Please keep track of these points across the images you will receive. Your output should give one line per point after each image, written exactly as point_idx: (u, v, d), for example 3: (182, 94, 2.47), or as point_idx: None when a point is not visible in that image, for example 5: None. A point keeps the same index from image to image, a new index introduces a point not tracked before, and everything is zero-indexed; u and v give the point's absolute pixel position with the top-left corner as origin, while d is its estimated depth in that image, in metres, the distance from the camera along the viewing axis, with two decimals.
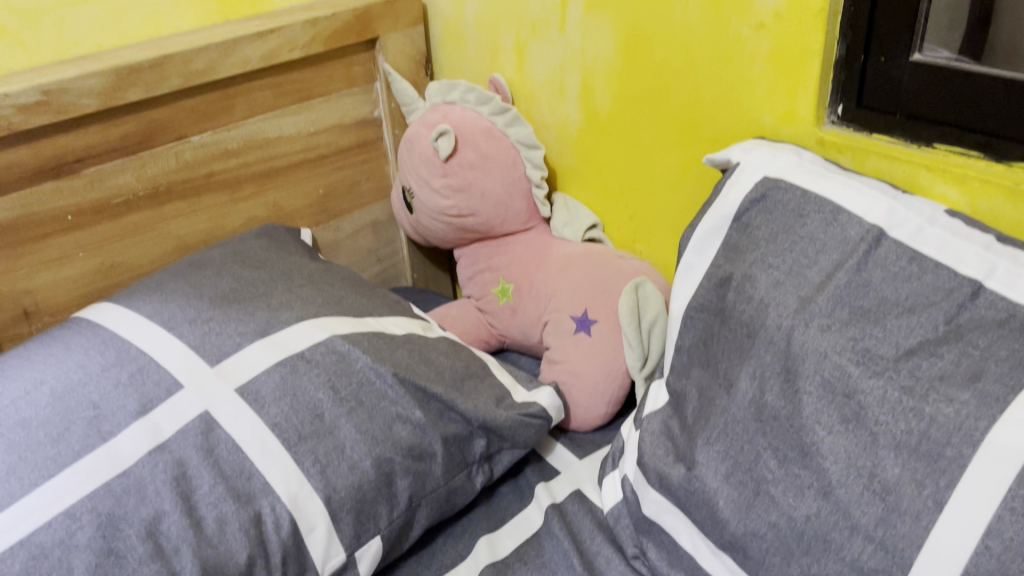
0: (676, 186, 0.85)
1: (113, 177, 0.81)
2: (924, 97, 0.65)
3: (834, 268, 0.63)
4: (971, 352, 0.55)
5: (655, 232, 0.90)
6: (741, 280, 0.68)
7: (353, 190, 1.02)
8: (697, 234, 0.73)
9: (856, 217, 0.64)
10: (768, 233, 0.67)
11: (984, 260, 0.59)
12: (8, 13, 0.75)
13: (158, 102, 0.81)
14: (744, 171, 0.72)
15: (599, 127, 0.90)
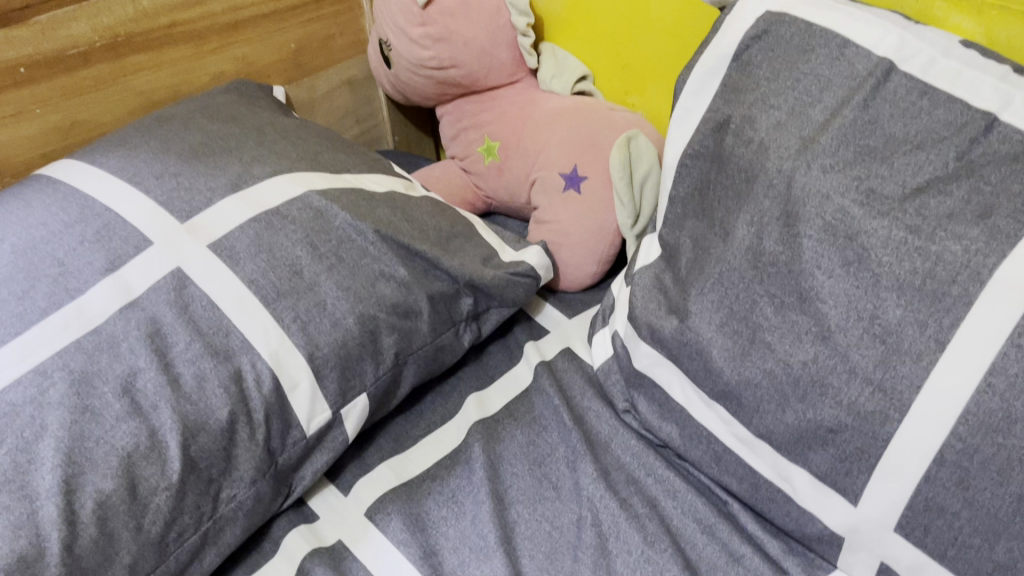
0: (672, 31, 0.79)
1: (65, 26, 0.75)
2: None
3: (839, 106, 0.59)
4: (982, 189, 0.52)
5: (649, 82, 0.85)
6: (740, 123, 0.64)
7: (327, 44, 0.96)
8: (693, 77, 0.69)
9: (865, 51, 0.60)
10: (769, 71, 0.63)
11: (999, 92, 0.55)
12: None
13: None
14: (745, 6, 0.67)
15: None
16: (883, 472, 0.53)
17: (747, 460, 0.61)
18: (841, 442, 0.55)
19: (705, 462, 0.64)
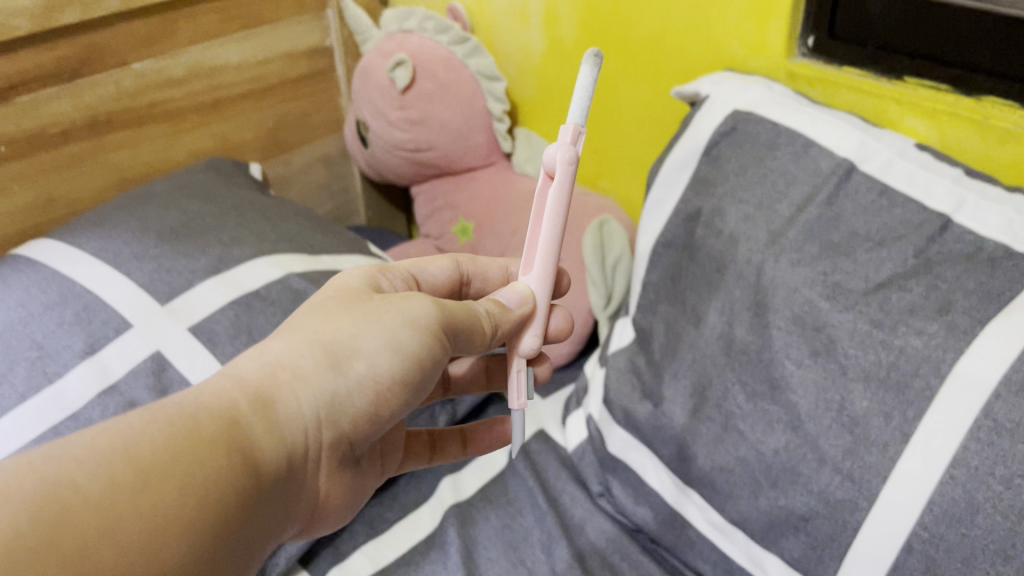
0: (642, 120, 0.82)
1: (48, 105, 0.76)
2: (898, 29, 0.63)
3: (804, 201, 0.62)
4: (939, 285, 0.54)
5: (621, 167, 0.87)
6: (710, 214, 0.66)
7: (303, 122, 0.99)
8: (666, 167, 0.72)
9: (828, 151, 0.63)
10: (738, 166, 0.66)
11: (952, 193, 0.58)
12: None
13: (93, 26, 0.77)
14: (715, 103, 0.70)
15: (561, 57, 0.84)
16: (850, 559, 0.54)
17: (721, 546, 0.62)
18: (813, 530, 0.56)
19: (679, 546, 0.65)
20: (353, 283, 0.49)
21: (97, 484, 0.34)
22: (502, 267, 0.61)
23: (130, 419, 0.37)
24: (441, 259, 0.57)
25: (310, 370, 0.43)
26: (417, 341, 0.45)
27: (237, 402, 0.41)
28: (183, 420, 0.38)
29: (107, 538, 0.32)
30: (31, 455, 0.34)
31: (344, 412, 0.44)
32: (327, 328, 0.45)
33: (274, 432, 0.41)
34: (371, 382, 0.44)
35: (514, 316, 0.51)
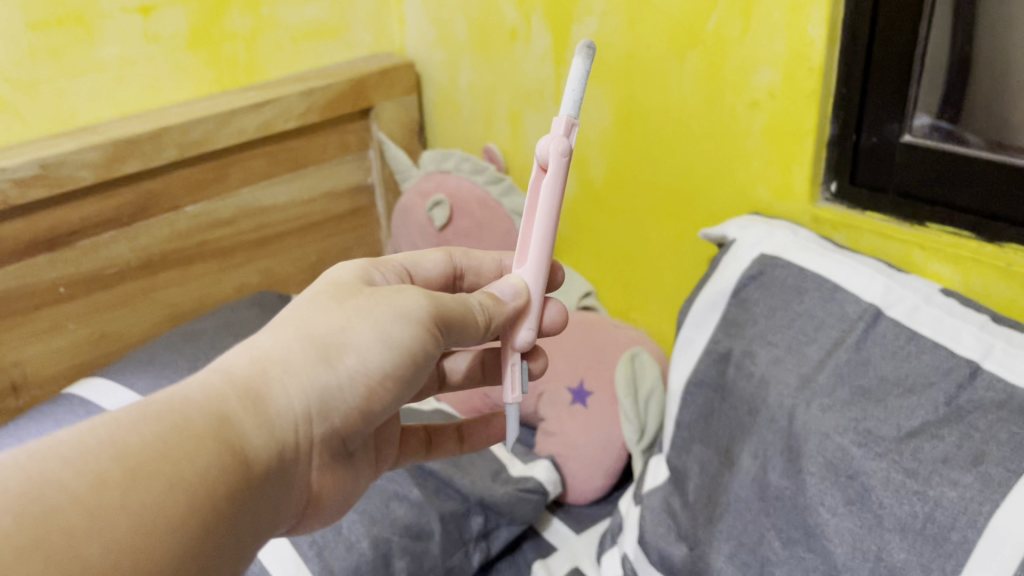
0: (671, 257, 0.85)
1: (106, 248, 0.81)
2: (917, 178, 0.66)
3: (833, 346, 0.63)
4: (972, 435, 0.54)
5: (652, 301, 0.90)
6: (741, 356, 0.68)
7: (346, 255, 1.03)
8: (696, 307, 0.74)
9: (853, 295, 0.64)
10: (766, 308, 0.68)
11: (979, 340, 0.58)
12: (8, 87, 0.75)
13: (153, 173, 0.82)
14: (742, 246, 0.72)
15: (594, 197, 0.90)
16: None
17: None
18: None
19: None
20: (347, 274, 0.48)
21: (82, 481, 0.32)
22: (497, 260, 0.58)
23: (113, 417, 0.36)
24: (433, 253, 0.55)
25: (299, 361, 0.42)
26: (409, 339, 0.44)
27: (226, 399, 0.39)
28: (169, 417, 0.37)
29: (94, 535, 0.31)
30: (10, 456, 0.33)
31: (334, 405, 0.42)
32: (317, 318, 0.43)
33: (263, 427, 0.40)
34: (361, 374, 0.43)
35: (509, 307, 0.49)
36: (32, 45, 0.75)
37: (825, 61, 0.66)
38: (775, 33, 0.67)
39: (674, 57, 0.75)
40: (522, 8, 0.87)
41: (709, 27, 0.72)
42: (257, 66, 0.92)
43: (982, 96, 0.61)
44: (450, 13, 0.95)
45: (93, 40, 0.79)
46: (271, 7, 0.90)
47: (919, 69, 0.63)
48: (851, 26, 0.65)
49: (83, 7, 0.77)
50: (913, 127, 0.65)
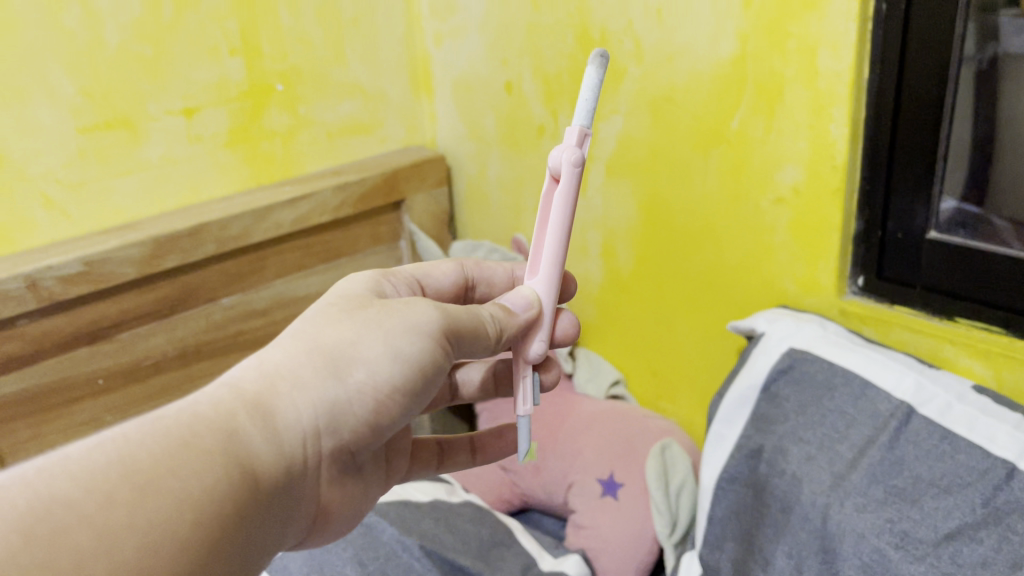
0: (700, 348, 0.85)
1: (144, 340, 0.83)
2: (945, 274, 0.66)
3: (865, 444, 0.62)
4: (1011, 539, 0.53)
5: (681, 390, 0.90)
6: (772, 452, 0.68)
7: None
8: (727, 402, 0.74)
9: (885, 392, 0.64)
10: (797, 405, 0.68)
11: (1015, 439, 0.57)
12: (56, 187, 0.78)
13: (192, 267, 0.85)
14: (770, 340, 0.73)
15: (621, 286, 0.92)
16: None
17: None
18: None
19: None
20: (356, 287, 0.47)
21: (92, 498, 0.32)
22: (508, 272, 0.58)
23: (121, 432, 0.35)
24: (445, 265, 0.55)
25: (308, 376, 0.41)
26: (419, 353, 0.43)
27: (233, 413, 0.39)
28: (177, 432, 0.37)
29: (103, 555, 0.31)
30: (19, 469, 0.32)
31: (343, 417, 0.42)
32: (327, 330, 0.43)
33: (269, 442, 0.39)
34: (371, 387, 0.42)
35: (522, 318, 0.49)
36: (82, 147, 0.79)
37: (849, 160, 0.67)
38: (798, 133, 0.69)
39: (699, 154, 0.77)
40: (549, 105, 0.90)
41: (732, 126, 0.74)
42: (293, 161, 0.96)
43: (1007, 179, 0.62)
44: (480, 109, 0.99)
45: (139, 141, 0.82)
46: (307, 106, 0.94)
47: (942, 165, 0.64)
48: (873, 127, 0.66)
49: (130, 111, 0.81)
50: (939, 212, 0.66)
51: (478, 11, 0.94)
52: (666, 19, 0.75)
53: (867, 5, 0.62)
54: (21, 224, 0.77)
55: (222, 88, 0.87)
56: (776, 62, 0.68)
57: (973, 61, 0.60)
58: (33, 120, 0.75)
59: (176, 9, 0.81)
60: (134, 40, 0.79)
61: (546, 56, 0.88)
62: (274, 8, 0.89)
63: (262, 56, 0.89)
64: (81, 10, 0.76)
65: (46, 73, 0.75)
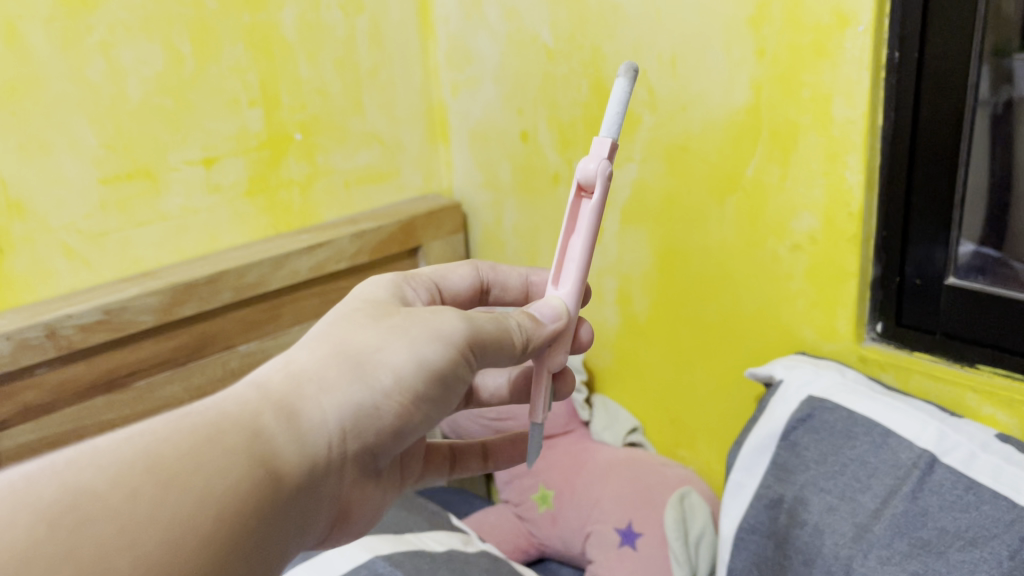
0: (718, 395, 0.85)
1: (161, 388, 0.83)
2: (965, 320, 0.65)
3: (888, 494, 0.61)
4: None
5: (699, 438, 0.89)
6: (793, 502, 0.67)
7: None
8: (746, 450, 0.73)
9: (906, 441, 0.62)
10: (817, 453, 0.67)
11: None
12: (77, 237, 0.79)
13: (210, 314, 0.85)
14: (789, 388, 0.72)
15: (638, 332, 0.91)
16: None
17: None
18: None
19: None
20: (380, 294, 0.47)
21: (116, 493, 0.32)
22: (524, 277, 0.58)
23: (147, 430, 0.35)
24: (461, 267, 0.55)
25: (333, 379, 0.41)
26: (445, 358, 0.43)
27: (260, 411, 0.38)
28: (203, 429, 0.36)
29: (125, 549, 0.31)
30: (46, 468, 0.33)
31: (367, 420, 0.41)
32: (352, 335, 0.43)
33: (296, 445, 0.39)
34: (396, 392, 0.41)
35: (549, 328, 0.48)
36: (103, 197, 0.80)
37: (865, 206, 0.67)
38: (813, 181, 0.69)
39: (714, 201, 0.78)
40: (564, 152, 0.90)
41: (748, 174, 0.74)
42: (311, 209, 0.97)
43: None
44: (496, 156, 1.00)
45: (159, 192, 0.84)
46: (325, 155, 0.96)
47: (959, 210, 0.64)
48: (888, 173, 0.66)
49: (151, 162, 0.82)
50: (958, 256, 0.66)
51: (493, 61, 0.95)
52: (679, 68, 0.76)
53: (880, 54, 0.63)
54: (43, 274, 0.78)
55: (241, 138, 0.88)
56: (790, 110, 0.68)
57: (988, 105, 0.61)
58: (57, 172, 0.77)
59: (199, 62, 0.83)
60: (156, 93, 0.81)
61: (561, 105, 0.89)
62: (294, 59, 0.90)
63: (281, 106, 0.91)
64: (105, 64, 0.77)
65: (71, 125, 0.76)
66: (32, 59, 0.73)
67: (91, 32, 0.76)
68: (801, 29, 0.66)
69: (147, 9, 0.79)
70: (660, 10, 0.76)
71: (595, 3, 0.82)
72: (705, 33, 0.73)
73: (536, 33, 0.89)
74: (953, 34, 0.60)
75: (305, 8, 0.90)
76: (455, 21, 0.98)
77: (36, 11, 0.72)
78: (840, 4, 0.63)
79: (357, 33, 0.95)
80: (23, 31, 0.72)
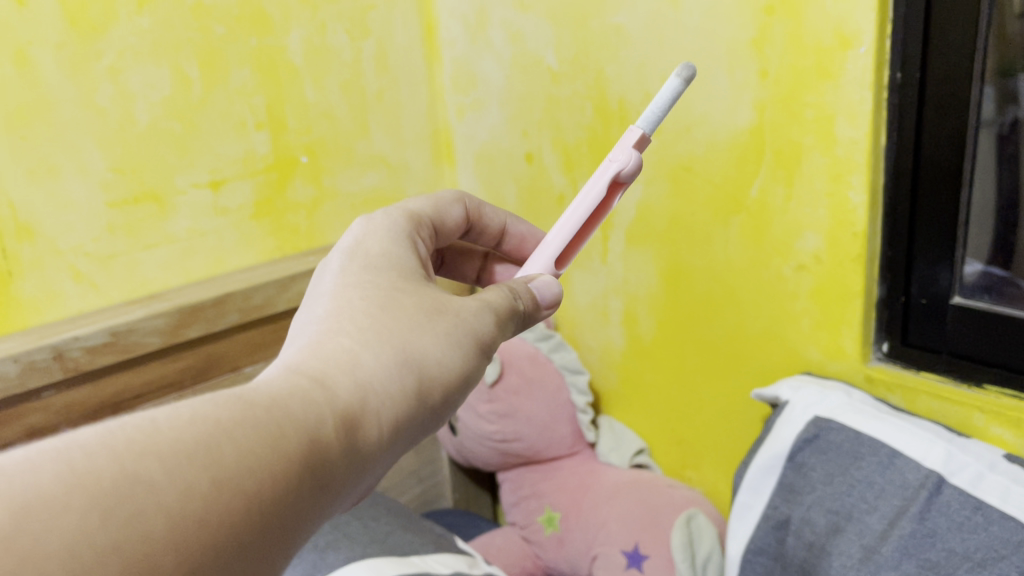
0: (724, 415, 0.84)
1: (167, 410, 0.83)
2: (972, 340, 0.65)
3: (896, 515, 0.61)
4: None
5: (706, 459, 0.88)
6: (800, 524, 0.66)
7: None
8: (752, 471, 0.73)
9: (913, 462, 0.62)
10: (823, 474, 0.66)
11: None
12: (85, 260, 0.80)
13: (216, 336, 0.86)
14: (795, 408, 0.72)
15: (643, 352, 0.91)
16: None
17: None
18: None
19: None
20: (419, 281, 0.45)
21: (173, 487, 0.29)
22: (502, 223, 0.63)
23: (199, 416, 0.32)
24: (454, 203, 0.58)
25: (392, 388, 0.39)
26: (473, 370, 0.43)
27: (327, 416, 0.36)
28: (269, 426, 0.33)
29: (172, 550, 0.28)
30: (90, 440, 0.29)
31: (408, 421, 0.40)
32: (407, 336, 0.41)
33: (355, 458, 0.37)
34: (437, 406, 0.41)
35: (543, 313, 0.51)
36: (111, 220, 0.81)
37: (869, 226, 0.67)
38: (817, 201, 0.69)
39: (718, 221, 0.78)
40: (569, 174, 0.91)
41: (752, 194, 0.74)
42: (317, 231, 0.97)
43: None
44: (501, 178, 1.00)
45: (166, 215, 0.84)
46: (331, 177, 0.97)
47: (964, 230, 0.64)
48: (892, 193, 0.66)
49: (159, 185, 0.83)
50: (965, 275, 0.66)
51: (498, 84, 0.96)
52: (683, 90, 0.76)
53: (882, 74, 0.63)
54: (51, 297, 0.79)
55: (248, 161, 0.89)
56: (793, 131, 0.69)
57: (994, 125, 0.61)
58: (66, 195, 0.77)
59: (206, 86, 0.84)
60: (164, 117, 0.82)
61: (565, 127, 0.90)
62: (300, 83, 0.91)
63: (288, 130, 0.92)
64: (114, 88, 0.78)
65: (80, 149, 0.77)
66: (41, 84, 0.74)
67: (101, 57, 0.77)
68: (803, 50, 0.66)
69: (156, 35, 0.80)
70: (662, 33, 0.76)
71: (597, 26, 0.82)
72: (708, 55, 0.73)
73: (541, 56, 0.90)
74: (954, 55, 0.60)
75: (312, 32, 0.91)
76: (461, 44, 0.99)
77: (47, 38, 0.73)
78: (841, 25, 0.63)
79: (363, 57, 0.96)
80: (33, 57, 0.73)
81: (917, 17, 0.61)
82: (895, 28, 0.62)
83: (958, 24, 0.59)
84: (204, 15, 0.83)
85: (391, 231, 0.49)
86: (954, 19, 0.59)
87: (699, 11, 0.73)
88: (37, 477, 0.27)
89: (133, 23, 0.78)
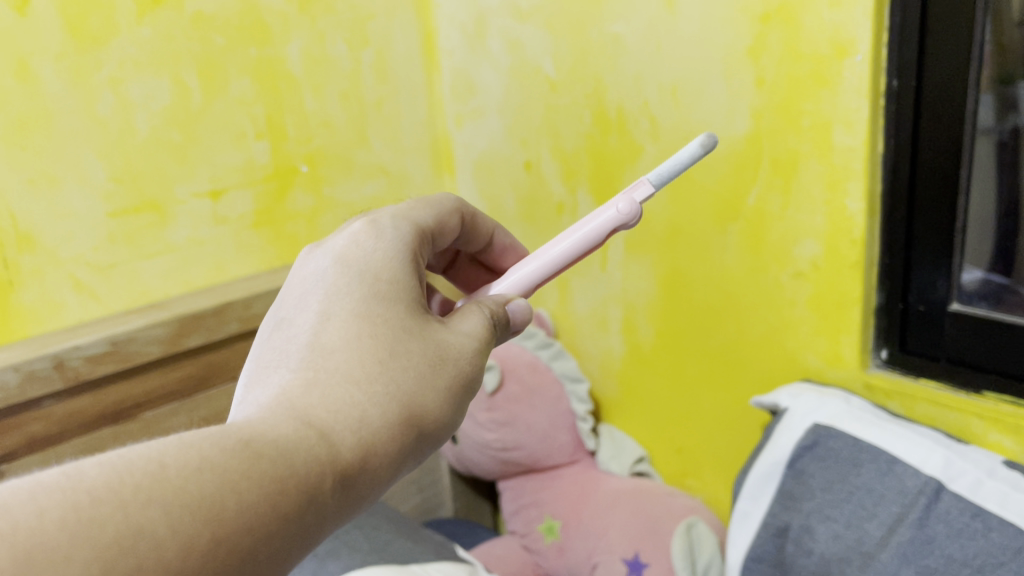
0: (722, 423, 0.84)
1: (168, 419, 0.84)
2: (970, 347, 0.65)
3: (895, 522, 0.61)
4: None
5: (705, 467, 0.88)
6: (800, 531, 0.66)
7: None
8: (752, 479, 0.73)
9: (913, 468, 0.62)
10: (822, 481, 0.66)
11: None
12: (85, 269, 0.80)
13: (216, 345, 0.86)
14: (794, 415, 0.71)
15: (642, 360, 0.91)
16: None
17: None
18: None
19: None
20: (422, 313, 0.45)
21: (173, 542, 0.29)
22: (490, 231, 0.63)
23: (204, 468, 0.32)
24: (449, 199, 0.58)
25: (391, 437, 0.39)
26: (459, 412, 0.44)
27: (327, 473, 0.36)
28: (270, 483, 0.34)
29: None
30: (94, 486, 0.29)
31: (398, 468, 0.40)
32: (407, 382, 0.41)
33: (344, 508, 0.37)
34: (424, 451, 0.42)
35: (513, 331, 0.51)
36: (111, 230, 0.81)
37: (867, 233, 0.67)
38: (815, 208, 0.69)
39: (716, 229, 0.78)
40: (568, 182, 0.91)
41: (749, 202, 0.74)
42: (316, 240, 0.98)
43: None
44: (500, 187, 1.01)
45: (166, 224, 0.84)
46: (331, 186, 0.97)
47: (961, 236, 0.64)
48: (890, 201, 0.66)
49: (159, 194, 0.83)
50: (965, 282, 0.66)
51: (496, 93, 0.97)
52: (680, 98, 0.77)
53: (879, 81, 0.63)
54: (51, 306, 0.79)
55: (248, 170, 0.89)
56: (790, 138, 0.69)
57: (994, 132, 0.61)
58: (66, 205, 0.78)
59: (206, 96, 0.85)
60: (164, 127, 0.82)
61: (564, 135, 0.90)
62: (299, 93, 0.92)
63: (287, 139, 0.92)
64: (115, 98, 0.79)
65: (80, 159, 0.78)
66: (42, 94, 0.74)
67: (101, 67, 0.77)
68: (799, 58, 0.66)
69: (156, 46, 0.80)
70: (660, 41, 0.77)
71: (595, 35, 0.83)
72: (705, 63, 0.73)
73: (540, 64, 0.90)
74: (950, 63, 0.60)
75: (311, 42, 0.92)
76: (460, 53, 1.00)
77: (47, 49, 0.74)
78: (838, 33, 0.63)
79: (362, 66, 0.97)
80: (33, 67, 0.73)
81: (914, 26, 0.61)
82: (892, 37, 0.62)
83: (955, 32, 0.59)
84: (204, 25, 0.83)
85: (391, 241, 0.48)
86: (950, 28, 0.59)
87: (696, 19, 0.73)
88: (41, 527, 0.27)
89: (133, 33, 0.79)
